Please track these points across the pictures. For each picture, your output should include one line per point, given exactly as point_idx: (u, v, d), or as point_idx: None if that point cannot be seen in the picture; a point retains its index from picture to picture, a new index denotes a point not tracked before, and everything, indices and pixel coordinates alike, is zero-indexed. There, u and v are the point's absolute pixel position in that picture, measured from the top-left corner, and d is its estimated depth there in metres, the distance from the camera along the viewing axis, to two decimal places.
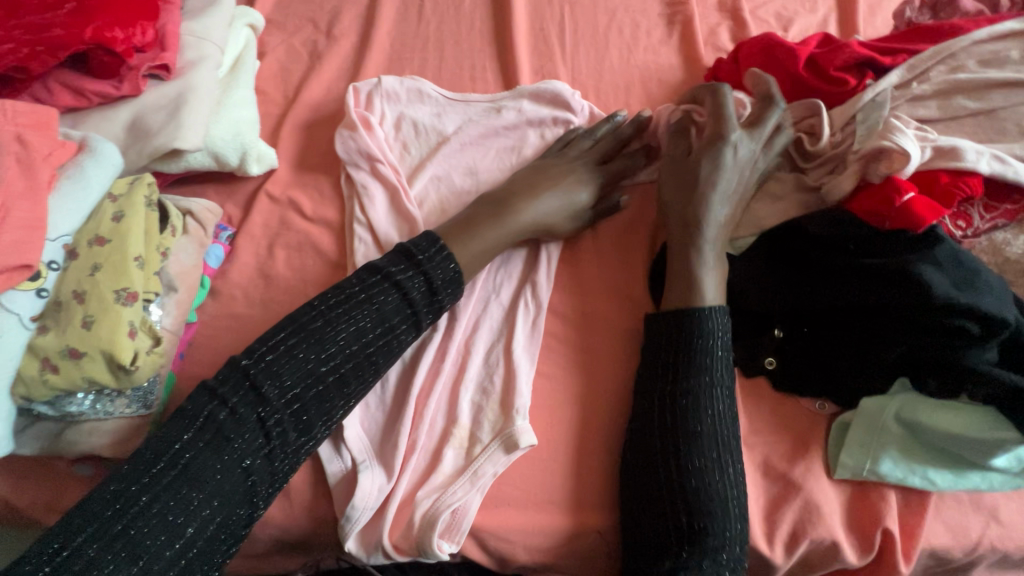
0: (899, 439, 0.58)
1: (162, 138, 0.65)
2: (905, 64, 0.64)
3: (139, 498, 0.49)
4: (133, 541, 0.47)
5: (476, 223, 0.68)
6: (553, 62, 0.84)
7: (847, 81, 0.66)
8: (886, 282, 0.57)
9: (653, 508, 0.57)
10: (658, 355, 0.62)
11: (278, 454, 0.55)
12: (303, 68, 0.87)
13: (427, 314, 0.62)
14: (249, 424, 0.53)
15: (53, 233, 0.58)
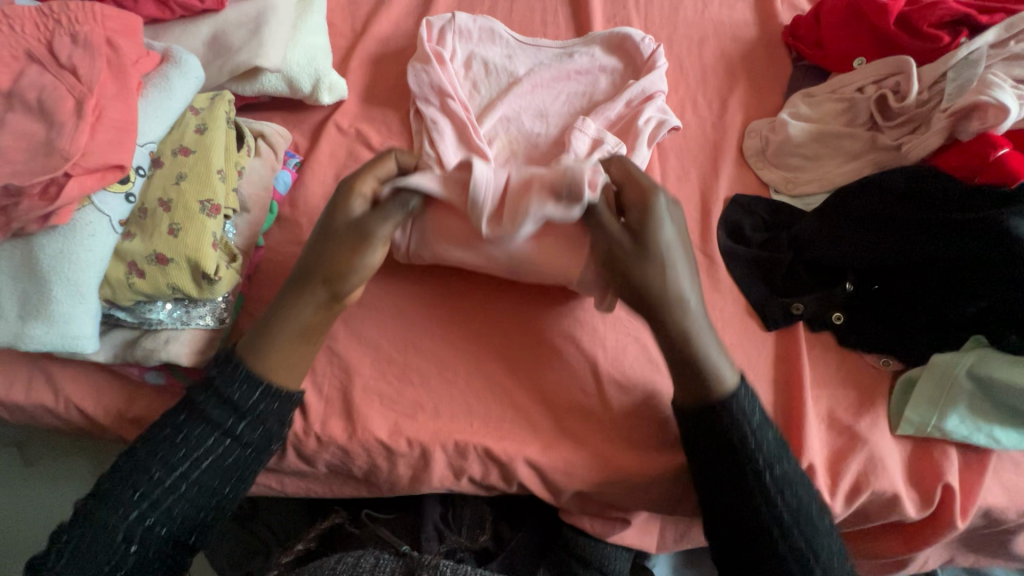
0: (968, 394, 0.59)
1: (245, 56, 0.65)
2: (1002, 24, 0.63)
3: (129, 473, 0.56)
4: (125, 498, 0.54)
5: (285, 326, 0.58)
6: (626, 11, 0.83)
7: (941, 38, 0.66)
8: (972, 237, 0.57)
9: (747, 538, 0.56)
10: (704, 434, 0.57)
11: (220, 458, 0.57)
12: (371, 2, 0.85)
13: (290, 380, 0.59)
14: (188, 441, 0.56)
15: (141, 139, 0.58)
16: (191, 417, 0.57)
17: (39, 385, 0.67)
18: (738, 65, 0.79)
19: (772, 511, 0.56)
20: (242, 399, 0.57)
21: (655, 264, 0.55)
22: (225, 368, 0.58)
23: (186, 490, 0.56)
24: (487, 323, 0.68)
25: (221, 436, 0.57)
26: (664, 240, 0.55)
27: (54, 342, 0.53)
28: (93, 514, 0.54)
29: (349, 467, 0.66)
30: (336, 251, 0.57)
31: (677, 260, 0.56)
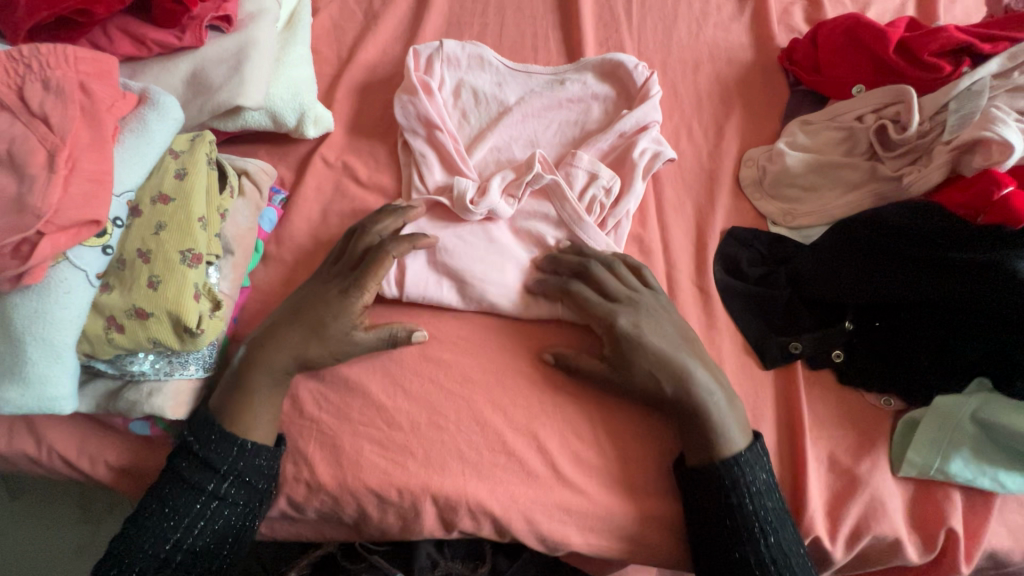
0: (972, 438, 0.58)
1: (226, 95, 0.63)
2: (1005, 52, 0.61)
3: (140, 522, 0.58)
4: (141, 542, 0.57)
5: (250, 382, 0.61)
6: (618, 35, 0.81)
7: (942, 67, 0.64)
8: (973, 278, 0.55)
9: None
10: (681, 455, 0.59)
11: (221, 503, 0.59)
12: (357, 27, 0.83)
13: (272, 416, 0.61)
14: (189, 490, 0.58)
15: (118, 188, 0.57)
16: (184, 475, 0.59)
17: (21, 434, 0.65)
18: (734, 90, 0.77)
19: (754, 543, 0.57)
20: (231, 459, 0.59)
21: (628, 365, 0.60)
22: (209, 433, 0.59)
23: (189, 548, 0.58)
24: (480, 365, 0.66)
25: (208, 498, 0.59)
26: (636, 324, 0.61)
27: (30, 405, 0.51)
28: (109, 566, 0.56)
29: (340, 514, 0.65)
30: (326, 305, 0.63)
31: (661, 350, 0.60)
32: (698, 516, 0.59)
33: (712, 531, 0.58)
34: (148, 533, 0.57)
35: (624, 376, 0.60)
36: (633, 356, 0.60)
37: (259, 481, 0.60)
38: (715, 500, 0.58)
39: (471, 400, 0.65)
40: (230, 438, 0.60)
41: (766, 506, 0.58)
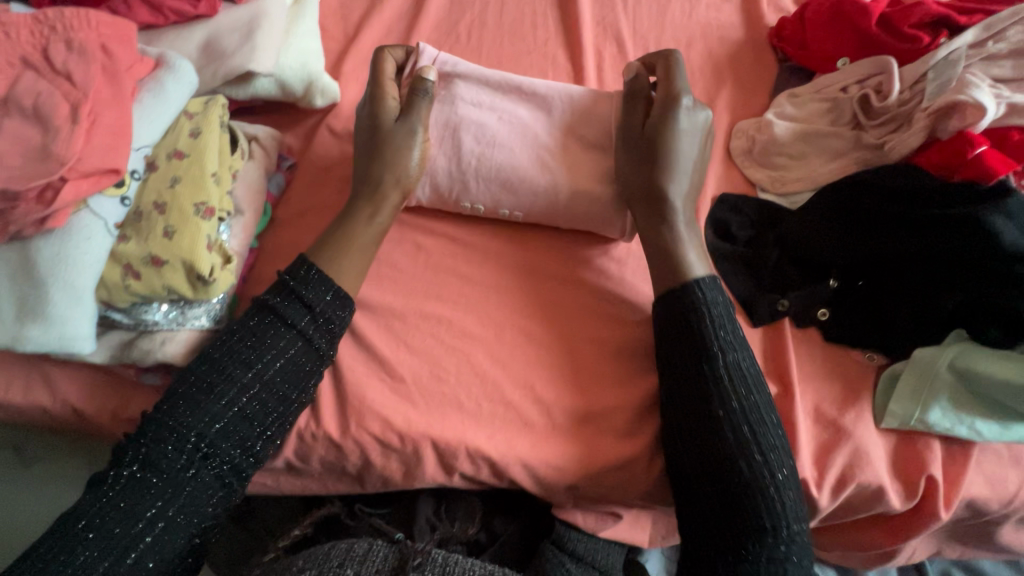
0: (950, 387, 0.60)
1: (237, 60, 0.66)
2: (981, 24, 0.64)
3: (149, 424, 0.57)
4: (154, 445, 0.56)
5: (333, 233, 0.68)
6: (614, 14, 0.84)
7: (921, 39, 0.67)
8: (949, 233, 0.58)
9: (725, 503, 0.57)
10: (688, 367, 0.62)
11: (239, 413, 0.60)
12: (363, 6, 0.86)
13: (318, 335, 0.63)
14: (211, 394, 0.59)
15: (136, 143, 0.59)
16: (229, 354, 0.61)
17: (36, 386, 0.67)
18: (725, 66, 0.81)
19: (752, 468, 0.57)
20: (298, 319, 0.63)
21: (653, 141, 0.67)
22: (298, 272, 0.64)
23: (228, 429, 0.59)
24: (480, 323, 0.68)
25: (242, 386, 0.60)
26: (665, 100, 0.67)
27: (51, 343, 0.53)
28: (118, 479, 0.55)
29: (344, 465, 0.67)
30: (389, 152, 0.68)
31: (685, 149, 0.67)
32: (679, 406, 0.61)
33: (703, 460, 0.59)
34: (192, 407, 0.58)
35: (654, 133, 0.67)
36: (666, 114, 0.67)
37: (304, 361, 0.63)
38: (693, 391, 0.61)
39: (470, 355, 0.67)
40: (325, 283, 0.64)
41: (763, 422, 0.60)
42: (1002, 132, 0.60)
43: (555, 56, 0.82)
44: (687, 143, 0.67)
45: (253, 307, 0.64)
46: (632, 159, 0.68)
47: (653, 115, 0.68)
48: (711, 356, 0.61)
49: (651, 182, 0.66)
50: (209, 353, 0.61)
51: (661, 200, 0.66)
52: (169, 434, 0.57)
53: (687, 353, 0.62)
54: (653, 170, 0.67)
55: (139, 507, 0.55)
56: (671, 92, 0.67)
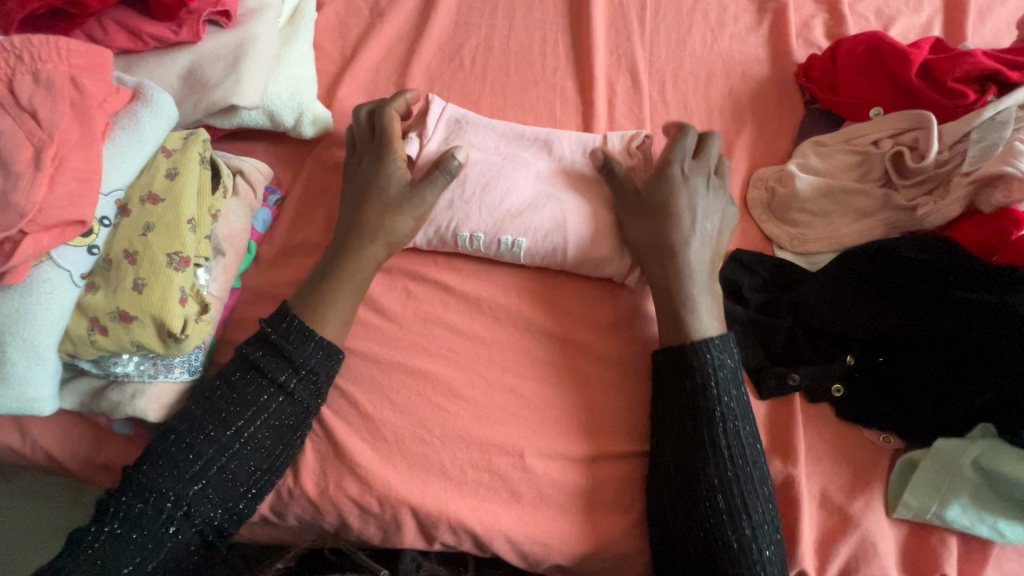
0: (972, 485, 0.55)
1: (221, 92, 0.62)
2: None
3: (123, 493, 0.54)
4: (129, 517, 0.53)
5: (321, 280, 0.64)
6: (630, 42, 0.78)
7: (966, 94, 0.61)
8: (985, 320, 0.53)
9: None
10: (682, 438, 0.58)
11: (220, 478, 0.57)
12: (362, 24, 0.81)
13: (300, 389, 0.60)
14: (191, 460, 0.56)
15: (106, 186, 0.55)
16: (210, 415, 0.57)
17: (5, 427, 0.65)
18: (746, 106, 0.75)
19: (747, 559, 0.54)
20: (279, 372, 0.60)
21: (658, 203, 0.63)
22: (280, 324, 0.61)
23: (209, 488, 0.56)
24: (468, 380, 0.65)
25: (223, 449, 0.57)
26: (666, 164, 0.65)
27: (8, 403, 0.51)
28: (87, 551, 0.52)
29: (320, 523, 0.64)
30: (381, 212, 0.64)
31: (686, 207, 0.64)
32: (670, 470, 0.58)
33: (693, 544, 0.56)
34: (173, 464, 0.55)
35: (657, 201, 0.64)
36: (662, 182, 0.64)
37: (290, 415, 0.60)
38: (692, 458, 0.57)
39: (458, 414, 0.63)
40: (307, 335, 0.61)
41: (757, 508, 0.56)
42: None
43: (564, 88, 0.76)
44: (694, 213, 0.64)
45: (236, 360, 0.61)
46: (634, 220, 0.64)
47: (661, 176, 0.65)
48: (706, 431, 0.58)
49: (659, 246, 0.63)
50: (188, 414, 0.57)
51: (673, 255, 0.62)
52: (145, 505, 0.54)
53: (682, 416, 0.59)
54: (662, 239, 0.63)
55: (116, 563, 0.52)
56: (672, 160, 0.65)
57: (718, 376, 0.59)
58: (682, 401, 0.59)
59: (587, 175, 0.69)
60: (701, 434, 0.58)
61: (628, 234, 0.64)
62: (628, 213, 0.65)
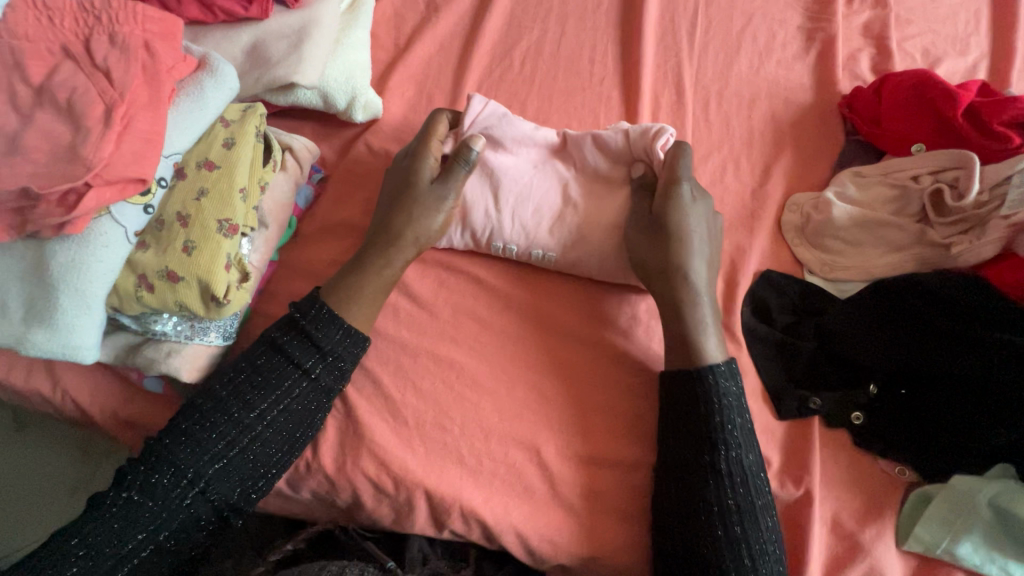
0: (986, 524, 0.56)
1: (282, 71, 0.63)
2: None
3: (144, 463, 0.55)
4: (147, 486, 0.54)
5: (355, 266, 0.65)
6: (678, 59, 0.79)
7: (1010, 138, 0.62)
8: (1013, 362, 0.54)
9: None
10: (686, 455, 0.59)
11: (238, 458, 0.58)
12: (417, 17, 0.83)
13: (325, 376, 0.61)
14: (211, 438, 0.57)
15: (167, 149, 0.57)
16: (232, 396, 0.58)
17: (39, 374, 0.67)
18: (787, 131, 0.76)
19: None
20: (305, 359, 0.61)
21: (665, 228, 0.64)
22: (308, 311, 0.62)
23: (229, 464, 0.57)
24: (492, 373, 0.65)
25: (243, 429, 0.58)
26: (668, 189, 0.64)
27: (53, 350, 0.52)
28: (105, 514, 0.53)
29: (334, 498, 0.65)
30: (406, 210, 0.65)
31: (693, 234, 0.64)
32: (675, 491, 0.58)
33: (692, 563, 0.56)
34: (194, 441, 0.56)
35: (664, 225, 0.64)
36: (665, 207, 0.65)
37: (310, 402, 0.61)
38: (699, 483, 0.58)
39: (480, 405, 0.64)
40: (335, 322, 0.62)
41: (760, 536, 0.56)
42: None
43: (609, 97, 0.77)
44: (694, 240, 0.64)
45: (261, 344, 0.62)
46: (643, 244, 0.65)
47: (661, 201, 0.65)
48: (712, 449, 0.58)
49: (662, 270, 0.64)
50: (212, 392, 0.59)
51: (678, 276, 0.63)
52: (162, 477, 0.55)
53: (693, 441, 0.59)
54: (669, 264, 0.64)
55: (131, 531, 0.53)
56: (677, 184, 0.64)
57: (732, 406, 0.60)
58: (695, 426, 0.59)
59: (609, 193, 0.70)
60: (710, 458, 0.58)
61: (635, 257, 0.65)
62: (635, 238, 0.66)
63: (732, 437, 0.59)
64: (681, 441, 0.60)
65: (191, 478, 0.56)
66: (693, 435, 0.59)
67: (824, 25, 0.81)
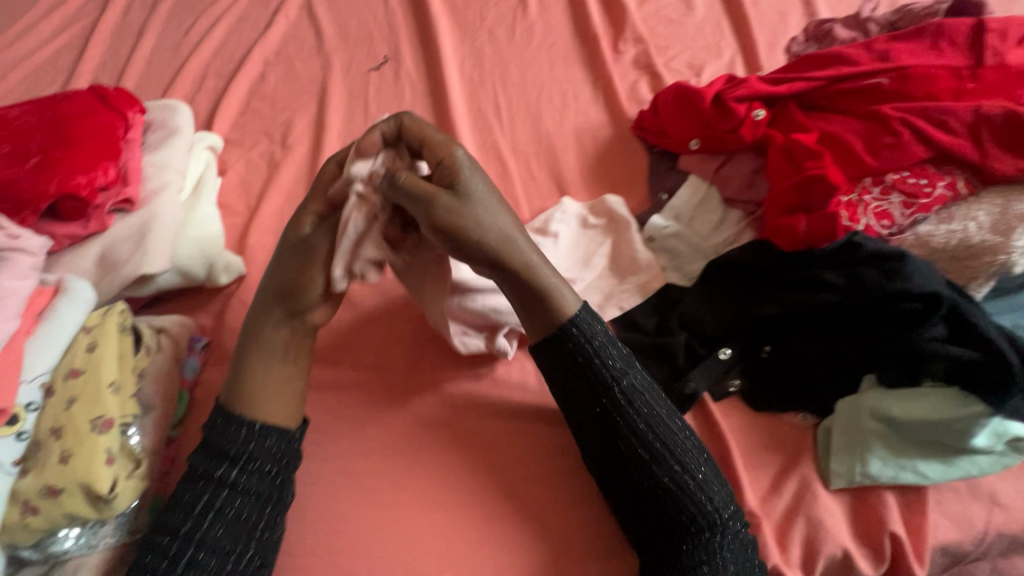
0: (880, 435, 0.60)
1: (130, 268, 0.68)
2: (783, 108, 0.73)
3: (219, 526, 0.56)
4: (216, 538, 0.56)
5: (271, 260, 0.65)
6: (493, 136, 0.91)
7: (741, 112, 0.73)
8: (814, 285, 0.62)
9: (620, 460, 0.58)
10: (570, 378, 0.60)
11: (245, 511, 0.58)
12: (262, 177, 0.91)
13: (248, 476, 0.58)
14: (199, 498, 0.57)
15: (29, 373, 0.57)
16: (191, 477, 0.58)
17: None
18: (599, 163, 0.87)
19: (657, 463, 0.57)
20: (218, 469, 0.58)
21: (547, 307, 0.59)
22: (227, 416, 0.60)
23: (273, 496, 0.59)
24: (411, 469, 0.65)
25: (218, 487, 0.57)
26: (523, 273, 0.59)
27: None
28: (219, 523, 0.56)
29: None
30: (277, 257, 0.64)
31: (495, 221, 0.58)
32: (637, 493, 0.58)
33: (605, 452, 0.60)
34: (211, 527, 0.56)
35: (518, 275, 0.59)
36: (507, 278, 0.59)
37: (247, 511, 0.57)
38: (675, 546, 0.56)
39: (471, 499, 0.64)
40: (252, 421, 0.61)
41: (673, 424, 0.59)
42: (782, 195, 0.65)
43: None
44: (630, 390, 0.59)
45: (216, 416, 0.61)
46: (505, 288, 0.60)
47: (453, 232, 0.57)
48: (598, 382, 0.59)
49: (556, 340, 0.59)
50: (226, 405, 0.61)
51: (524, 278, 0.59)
52: (248, 515, 0.57)
53: (609, 453, 0.59)
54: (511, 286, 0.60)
55: None
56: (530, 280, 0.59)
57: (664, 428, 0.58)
58: (613, 434, 0.59)
59: None
60: (603, 402, 0.59)
61: (587, 359, 0.59)
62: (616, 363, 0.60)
63: (607, 361, 0.59)
64: (592, 415, 0.59)
65: (232, 464, 0.58)
66: (569, 366, 0.60)
67: (602, 72, 0.95)
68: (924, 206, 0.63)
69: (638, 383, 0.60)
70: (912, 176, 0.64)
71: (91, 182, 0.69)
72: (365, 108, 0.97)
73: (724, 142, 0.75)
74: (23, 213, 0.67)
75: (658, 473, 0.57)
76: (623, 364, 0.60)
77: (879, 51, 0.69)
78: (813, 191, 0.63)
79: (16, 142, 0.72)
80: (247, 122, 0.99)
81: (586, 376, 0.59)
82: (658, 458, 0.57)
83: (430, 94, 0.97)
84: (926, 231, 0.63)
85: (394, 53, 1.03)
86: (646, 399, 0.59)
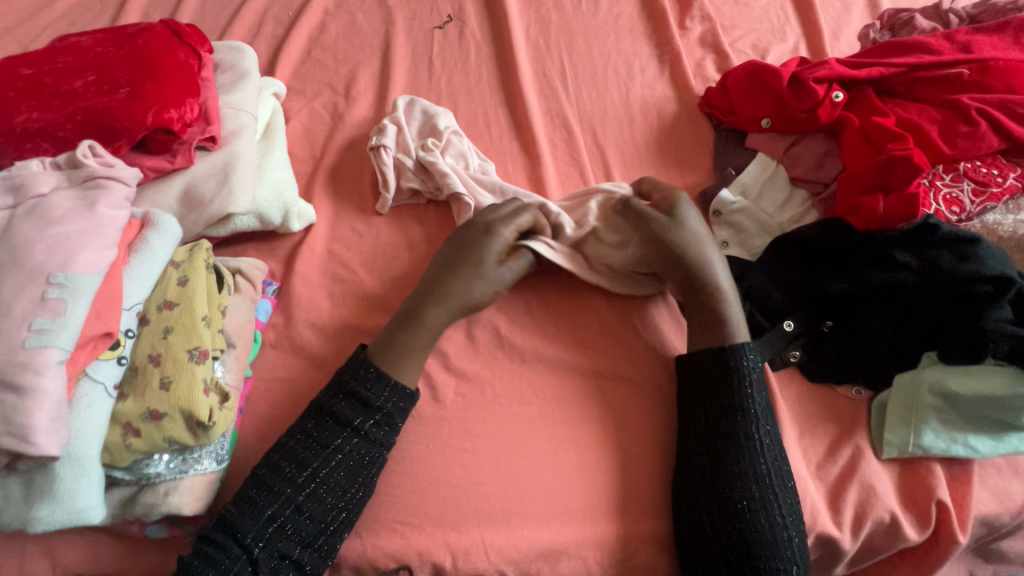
0: (936, 409, 0.63)
1: (217, 206, 0.70)
2: (861, 93, 0.75)
3: (321, 492, 0.60)
4: (319, 500, 0.60)
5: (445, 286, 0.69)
6: (559, 103, 0.91)
7: (819, 92, 0.75)
8: (884, 264, 0.65)
9: (720, 473, 0.61)
10: (711, 396, 0.64)
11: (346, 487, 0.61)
12: (326, 128, 0.91)
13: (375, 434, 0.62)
14: (308, 463, 0.60)
15: (127, 302, 0.62)
16: (319, 432, 0.62)
17: (35, 559, 0.62)
18: (665, 136, 0.88)
19: (757, 485, 0.61)
20: (349, 423, 0.62)
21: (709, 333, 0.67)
22: (358, 373, 0.64)
23: (368, 471, 0.62)
24: (482, 418, 0.68)
25: (342, 442, 0.61)
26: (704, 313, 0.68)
27: (61, 519, 0.54)
28: (324, 488, 0.60)
29: None
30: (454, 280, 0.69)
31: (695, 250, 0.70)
32: (716, 506, 0.60)
33: (705, 457, 0.63)
34: (315, 496, 0.60)
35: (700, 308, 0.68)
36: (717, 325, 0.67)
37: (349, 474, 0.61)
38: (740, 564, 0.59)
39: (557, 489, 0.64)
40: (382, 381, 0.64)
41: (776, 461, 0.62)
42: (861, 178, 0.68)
43: (510, 150, 0.87)
44: (762, 430, 0.63)
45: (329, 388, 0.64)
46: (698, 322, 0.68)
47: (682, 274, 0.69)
48: (730, 407, 0.63)
49: (710, 374, 0.65)
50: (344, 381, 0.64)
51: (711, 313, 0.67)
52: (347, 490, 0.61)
53: (717, 461, 0.62)
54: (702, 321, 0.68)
55: None
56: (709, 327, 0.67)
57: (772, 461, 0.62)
58: (723, 444, 0.63)
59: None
60: (732, 422, 0.63)
61: (733, 383, 0.64)
62: (754, 399, 0.64)
63: (743, 389, 0.64)
64: (715, 424, 0.63)
65: (347, 435, 0.62)
66: (710, 385, 0.64)
67: (668, 47, 0.96)
68: (994, 195, 0.65)
69: (762, 419, 0.64)
70: (984, 165, 0.66)
71: (185, 118, 0.70)
72: (429, 66, 0.97)
73: (798, 121, 0.77)
74: (115, 143, 0.68)
75: (746, 492, 0.60)
76: (756, 399, 0.65)
77: (961, 42, 0.72)
78: (891, 172, 0.66)
79: (102, 72, 0.72)
80: (308, 71, 0.98)
81: (723, 396, 0.64)
82: (755, 482, 0.61)
83: (495, 57, 0.97)
84: (993, 220, 0.66)
85: (458, 13, 1.03)
86: (767, 435, 0.63)
